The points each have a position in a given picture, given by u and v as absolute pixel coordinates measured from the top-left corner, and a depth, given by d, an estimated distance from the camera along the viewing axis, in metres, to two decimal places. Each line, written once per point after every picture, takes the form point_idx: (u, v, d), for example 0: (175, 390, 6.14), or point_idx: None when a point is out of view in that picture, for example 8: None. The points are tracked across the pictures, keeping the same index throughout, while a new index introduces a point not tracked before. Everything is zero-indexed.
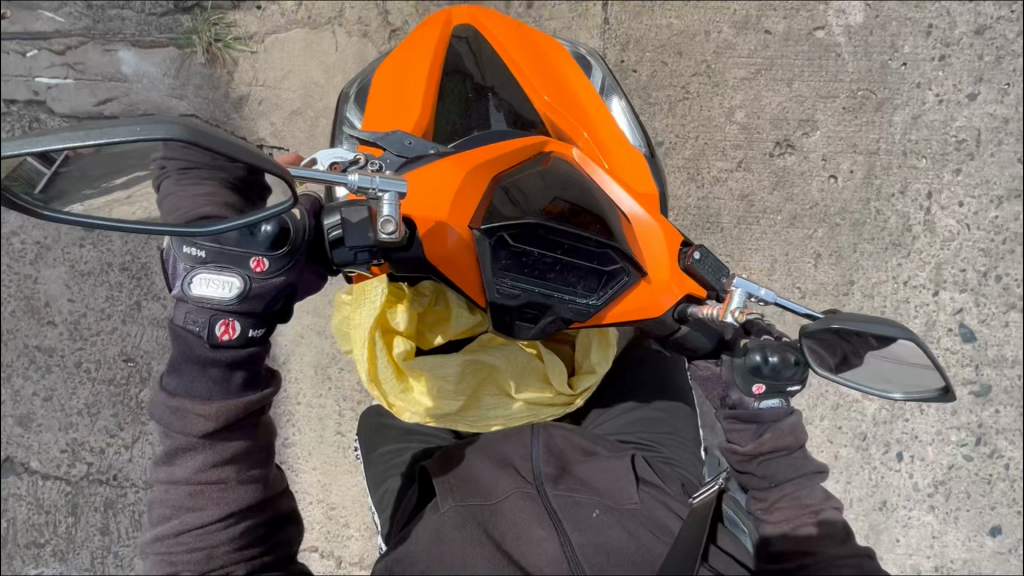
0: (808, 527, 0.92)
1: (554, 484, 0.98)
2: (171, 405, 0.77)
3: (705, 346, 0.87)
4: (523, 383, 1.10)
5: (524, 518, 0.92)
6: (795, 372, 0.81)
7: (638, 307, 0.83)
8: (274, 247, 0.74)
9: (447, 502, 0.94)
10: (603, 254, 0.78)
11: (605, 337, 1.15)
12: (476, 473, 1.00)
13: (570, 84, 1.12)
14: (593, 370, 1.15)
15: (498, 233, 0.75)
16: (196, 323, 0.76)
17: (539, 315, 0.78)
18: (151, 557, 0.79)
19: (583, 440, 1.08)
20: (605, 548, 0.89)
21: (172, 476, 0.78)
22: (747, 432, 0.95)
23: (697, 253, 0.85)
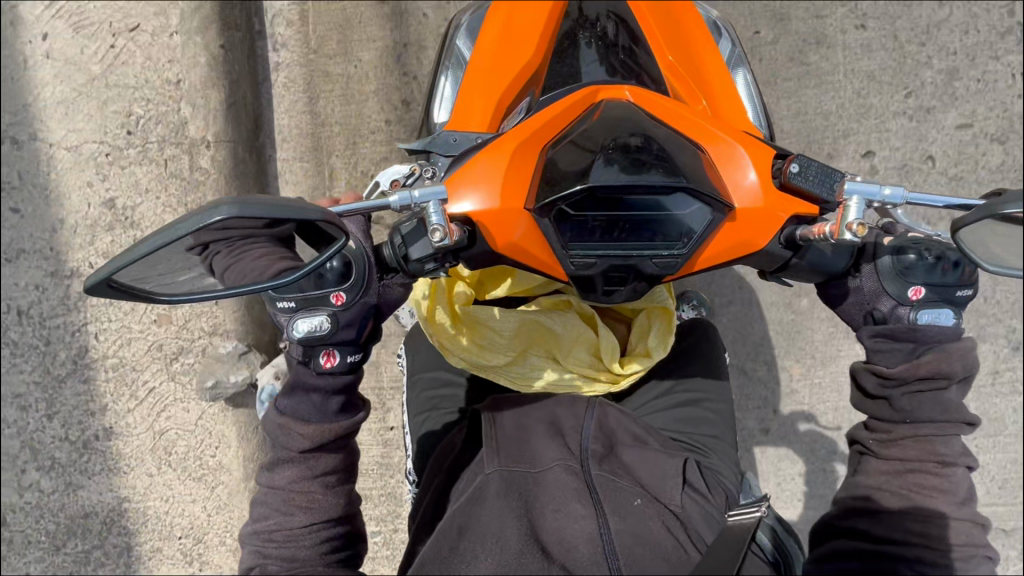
0: (928, 477, 0.79)
1: (598, 463, 0.92)
2: (277, 423, 0.70)
3: (840, 267, 0.79)
4: (572, 352, 1.07)
5: (564, 492, 0.88)
6: (950, 274, 0.77)
7: (734, 246, 0.73)
8: (349, 278, 0.67)
9: (493, 464, 0.92)
10: (676, 197, 0.68)
11: (666, 325, 1.10)
12: (524, 432, 0.97)
13: (699, 36, 0.92)
14: (648, 355, 1.10)
15: (555, 206, 0.68)
16: (299, 355, 0.70)
17: (624, 277, 0.70)
18: (247, 547, 0.71)
19: (636, 425, 1.02)
20: (644, 540, 0.85)
21: (270, 481, 0.70)
22: (898, 354, 0.81)
23: (795, 164, 0.71)
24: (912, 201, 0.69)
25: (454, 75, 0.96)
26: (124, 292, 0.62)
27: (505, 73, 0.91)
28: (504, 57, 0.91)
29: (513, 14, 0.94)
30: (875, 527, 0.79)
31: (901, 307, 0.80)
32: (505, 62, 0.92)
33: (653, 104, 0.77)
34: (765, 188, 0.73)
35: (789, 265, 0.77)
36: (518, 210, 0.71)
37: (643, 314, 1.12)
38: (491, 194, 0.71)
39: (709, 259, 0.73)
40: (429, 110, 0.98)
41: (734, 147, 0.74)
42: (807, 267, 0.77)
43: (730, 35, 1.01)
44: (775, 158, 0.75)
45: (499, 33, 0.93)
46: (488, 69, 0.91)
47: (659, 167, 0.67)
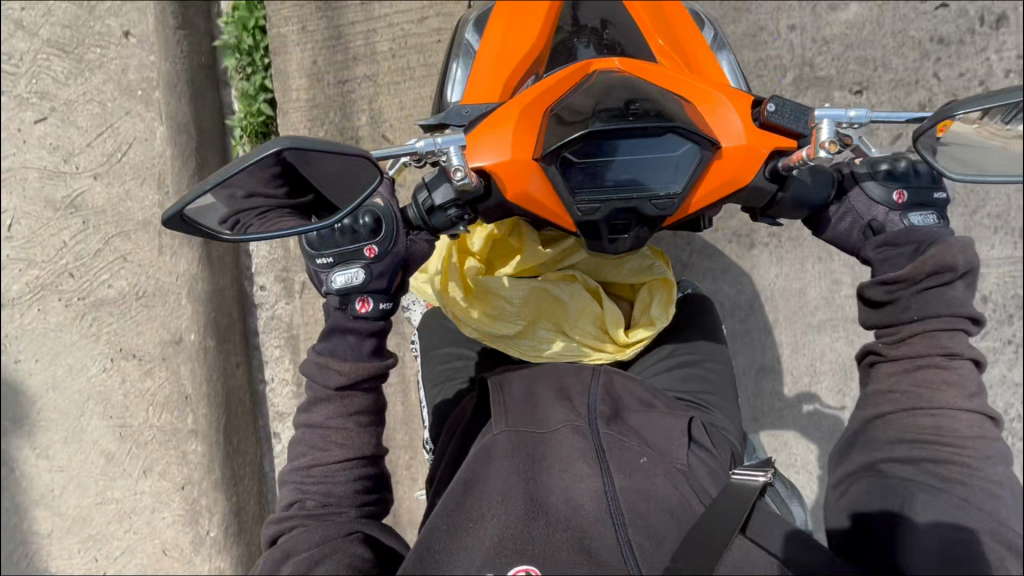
0: (937, 371, 0.82)
1: (606, 424, 0.95)
2: (316, 363, 0.76)
3: (828, 193, 0.88)
4: (579, 318, 1.13)
5: (570, 452, 0.91)
6: (921, 176, 0.88)
7: (724, 183, 0.80)
8: (382, 232, 0.74)
9: (501, 425, 0.96)
10: (668, 139, 0.74)
11: (667, 291, 1.16)
12: (532, 397, 1.00)
13: (684, 24, 1.01)
14: (652, 324, 1.14)
15: (561, 153, 0.74)
16: (336, 301, 0.76)
17: (628, 222, 0.77)
18: (287, 486, 0.77)
19: (642, 390, 1.05)
20: (648, 495, 0.88)
21: (308, 420, 0.77)
22: (901, 258, 0.87)
23: (771, 104, 0.79)
24: (875, 118, 0.75)
25: (462, 65, 1.05)
26: (193, 227, 0.69)
27: (509, 62, 0.99)
28: (507, 47, 0.99)
29: (516, 8, 1.02)
30: (886, 431, 0.83)
31: (893, 213, 0.87)
32: (510, 52, 1.00)
33: (642, 69, 0.84)
34: (747, 129, 0.80)
35: (775, 201, 0.85)
36: (529, 161, 0.77)
37: (644, 289, 1.18)
38: (502, 150, 0.78)
39: (702, 200, 0.80)
40: (442, 92, 1.07)
41: (718, 95, 0.82)
42: (793, 203, 0.85)
43: (713, 24, 1.10)
44: (752, 105, 0.82)
45: (503, 29, 1.02)
46: (496, 59, 0.99)
47: (653, 116, 0.73)
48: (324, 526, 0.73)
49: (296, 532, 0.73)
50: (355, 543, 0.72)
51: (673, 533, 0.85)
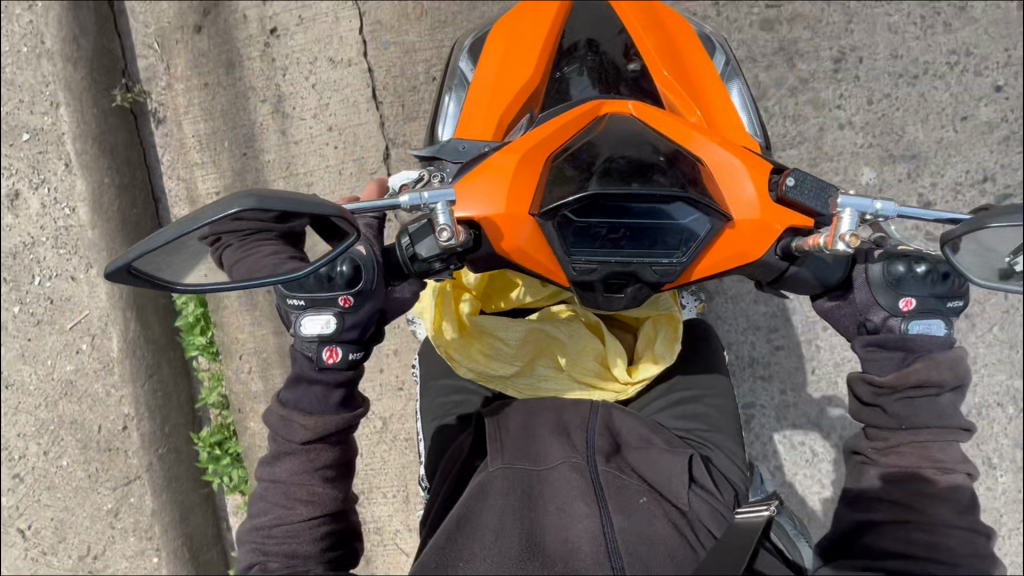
0: (927, 484, 0.79)
1: (605, 461, 0.94)
2: (279, 413, 0.73)
3: (834, 278, 0.82)
4: (580, 361, 1.11)
5: (568, 490, 0.89)
6: (943, 284, 0.79)
7: (735, 253, 0.78)
8: (357, 282, 0.71)
9: (496, 462, 0.94)
10: (676, 206, 0.71)
11: (672, 330, 1.13)
12: (530, 432, 0.98)
13: (695, 51, 0.95)
14: (656, 360, 1.12)
15: (560, 212, 0.71)
16: (305, 349, 0.73)
17: (624, 285, 0.74)
18: (247, 544, 0.73)
19: (643, 426, 1.04)
20: (649, 537, 0.85)
21: (272, 476, 0.73)
22: (889, 363, 0.83)
23: (790, 179, 0.75)
24: (903, 213, 0.71)
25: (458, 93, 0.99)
26: (142, 279, 0.65)
27: (505, 94, 0.94)
28: (504, 75, 0.95)
29: (513, 36, 0.98)
30: (878, 539, 0.79)
31: (894, 318, 0.82)
32: (508, 81, 0.95)
33: (651, 117, 0.81)
34: (758, 193, 0.77)
35: (788, 276, 0.82)
36: (523, 215, 0.75)
37: (648, 323, 1.16)
38: (497, 204, 0.75)
39: (707, 267, 0.78)
40: (433, 126, 1.01)
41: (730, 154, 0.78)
42: (803, 278, 0.81)
43: (724, 49, 1.05)
44: (772, 173, 0.79)
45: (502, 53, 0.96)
46: (492, 87, 0.95)
47: (661, 181, 0.70)
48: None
49: None
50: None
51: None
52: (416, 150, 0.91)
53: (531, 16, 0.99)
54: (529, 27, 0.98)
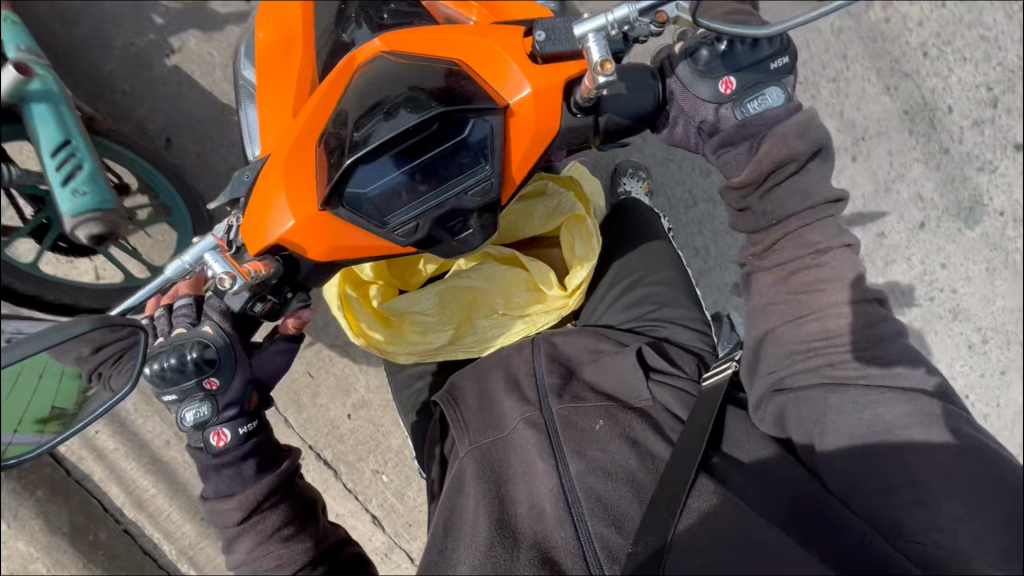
0: (811, 270, 0.74)
1: (557, 399, 0.94)
2: (210, 508, 0.77)
3: (649, 101, 0.74)
4: (508, 294, 1.10)
5: (527, 449, 0.89)
6: (753, 51, 0.72)
7: (536, 136, 0.71)
8: (212, 364, 0.74)
9: (462, 441, 0.94)
10: (467, 129, 0.66)
11: (585, 228, 1.11)
12: (486, 401, 0.99)
13: None
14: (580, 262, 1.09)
15: (341, 194, 0.67)
16: (196, 441, 0.77)
17: (458, 220, 0.72)
18: None
19: (590, 338, 1.05)
20: (607, 470, 0.85)
21: (236, 559, 0.78)
22: (741, 158, 0.76)
23: (539, 32, 0.68)
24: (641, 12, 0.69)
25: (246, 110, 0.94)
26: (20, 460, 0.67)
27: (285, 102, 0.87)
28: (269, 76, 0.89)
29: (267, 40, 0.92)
30: (780, 343, 0.76)
31: (723, 107, 0.73)
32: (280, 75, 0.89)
33: (405, 43, 0.73)
34: (527, 71, 0.69)
35: (607, 127, 0.74)
36: (320, 218, 0.70)
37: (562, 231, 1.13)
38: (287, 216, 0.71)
39: (525, 163, 0.73)
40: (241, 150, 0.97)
41: (488, 44, 0.72)
42: (618, 122, 0.73)
43: None
44: (525, 35, 0.73)
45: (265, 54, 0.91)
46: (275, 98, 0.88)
47: (412, 107, 0.64)
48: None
49: None
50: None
51: (634, 502, 0.82)
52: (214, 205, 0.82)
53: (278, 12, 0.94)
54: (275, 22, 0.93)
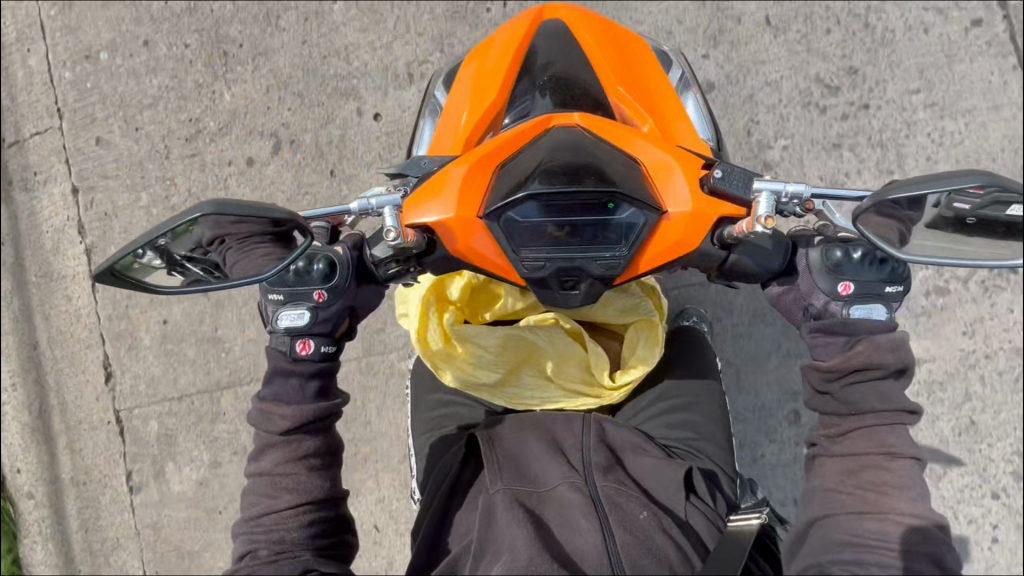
0: (879, 472, 0.72)
1: (603, 474, 0.94)
2: (259, 409, 0.76)
3: (776, 265, 0.77)
4: (562, 369, 1.14)
5: (570, 508, 0.89)
6: (878, 271, 0.73)
7: (671, 246, 0.77)
8: (330, 277, 0.77)
9: (498, 482, 0.93)
10: (609, 204, 0.74)
11: (653, 335, 1.14)
12: (523, 452, 0.99)
13: (647, 71, 1.03)
14: (636, 366, 1.14)
15: (503, 213, 0.76)
16: (280, 342, 0.77)
17: (577, 281, 0.78)
18: (239, 538, 0.74)
19: (636, 433, 1.03)
20: (650, 550, 0.85)
21: (256, 468, 0.75)
22: (833, 346, 0.76)
23: (718, 171, 0.75)
24: (816, 194, 0.71)
25: (432, 119, 1.09)
26: (130, 283, 0.71)
27: (476, 109, 1.00)
28: (473, 95, 1.02)
29: (485, 64, 1.05)
30: (832, 528, 0.72)
31: (834, 303, 0.75)
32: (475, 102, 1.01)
33: (597, 126, 0.86)
34: (694, 193, 0.76)
35: (730, 265, 0.78)
36: (472, 220, 0.78)
37: (630, 330, 1.16)
38: (445, 206, 0.79)
39: (651, 260, 0.78)
40: (411, 148, 1.11)
41: (668, 158, 0.79)
42: (742, 266, 0.78)
43: (681, 64, 1.12)
44: (702, 167, 0.79)
45: (469, 81, 1.04)
46: (601, 128, 0.85)
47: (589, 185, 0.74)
48: (276, 569, 0.70)
49: None
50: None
51: None
52: (388, 171, 0.92)
53: (496, 54, 1.05)
54: (505, 49, 1.05)
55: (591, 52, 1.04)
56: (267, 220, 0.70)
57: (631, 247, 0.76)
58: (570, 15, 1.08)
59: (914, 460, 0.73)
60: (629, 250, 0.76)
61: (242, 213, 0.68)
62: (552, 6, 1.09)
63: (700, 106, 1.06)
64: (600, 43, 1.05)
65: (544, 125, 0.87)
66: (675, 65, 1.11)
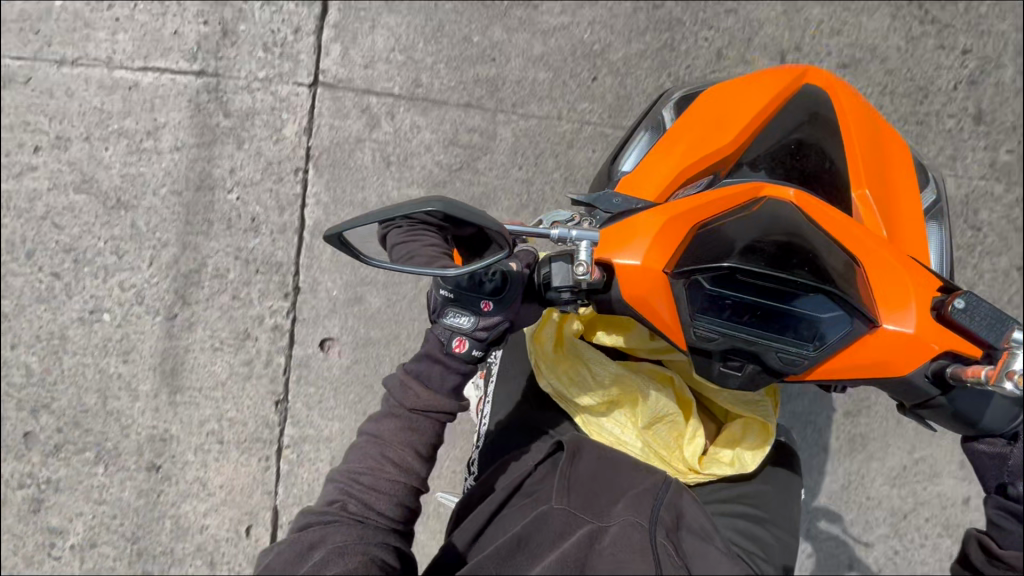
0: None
1: (664, 533, 0.89)
2: (399, 378, 0.79)
3: (996, 427, 0.71)
4: (650, 427, 1.06)
5: (624, 549, 0.85)
6: None
7: (872, 364, 0.71)
8: (501, 291, 0.76)
9: (561, 501, 0.93)
10: (817, 298, 0.68)
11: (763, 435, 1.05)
12: (597, 484, 0.96)
13: (899, 178, 0.93)
14: (733, 464, 1.05)
15: (694, 275, 0.70)
16: (438, 333, 0.78)
17: (745, 362, 0.71)
18: (332, 483, 0.77)
19: (706, 520, 0.96)
20: None
21: (374, 431, 0.78)
22: (1018, 538, 0.69)
23: (959, 300, 0.70)
24: None
25: (649, 138, 1.03)
26: (344, 248, 0.71)
27: (699, 151, 0.95)
28: (704, 136, 0.96)
29: (723, 107, 0.99)
30: None
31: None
32: (701, 145, 0.95)
33: (816, 210, 0.77)
34: (920, 319, 0.70)
35: (935, 405, 0.73)
36: (658, 274, 0.73)
37: (738, 422, 1.08)
38: (640, 244, 0.74)
39: (836, 371, 0.72)
40: (617, 157, 1.05)
41: (902, 279, 0.73)
42: (945, 413, 0.72)
43: (936, 185, 0.99)
44: (938, 292, 0.74)
45: (704, 120, 0.98)
46: (817, 211, 0.76)
47: (807, 273, 0.68)
48: (361, 529, 0.73)
49: (328, 528, 0.72)
50: (384, 551, 0.73)
51: None
52: (580, 194, 0.90)
53: (738, 101, 0.99)
54: (752, 99, 0.98)
55: (845, 132, 0.95)
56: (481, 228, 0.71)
57: (818, 350, 0.69)
58: (832, 84, 0.99)
59: None
60: (821, 353, 0.70)
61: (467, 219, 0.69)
62: (817, 72, 1.01)
63: (943, 239, 0.95)
64: (857, 124, 0.95)
65: (752, 194, 0.78)
66: (930, 184, 0.99)
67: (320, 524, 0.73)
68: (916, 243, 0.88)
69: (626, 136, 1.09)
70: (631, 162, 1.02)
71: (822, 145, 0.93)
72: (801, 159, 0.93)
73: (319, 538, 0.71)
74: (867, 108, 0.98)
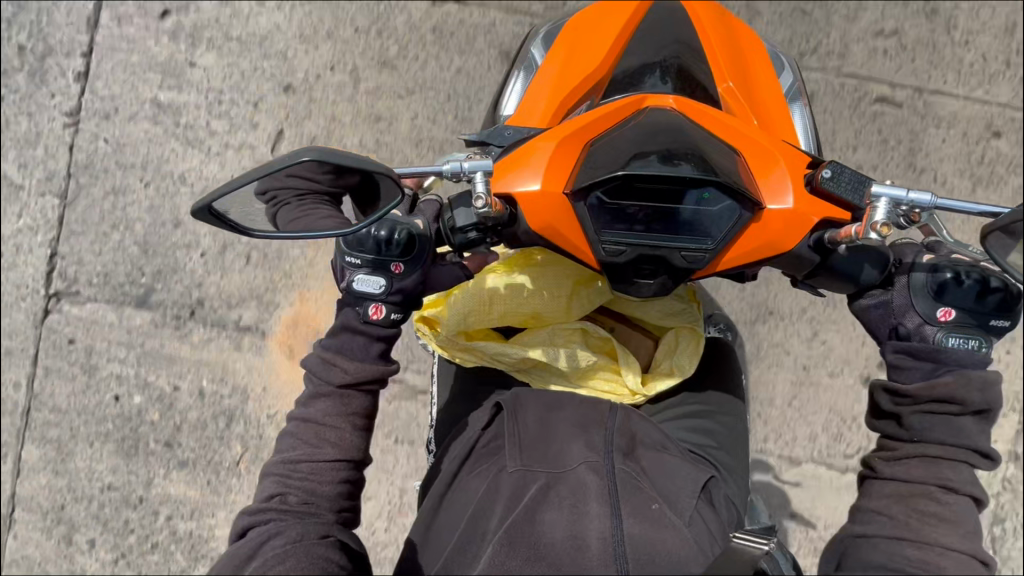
0: (929, 503, 0.70)
1: (622, 459, 0.90)
2: (321, 358, 0.76)
3: (872, 277, 0.76)
4: (585, 372, 1.07)
5: (585, 490, 0.85)
6: (981, 300, 0.72)
7: (764, 245, 0.72)
8: (406, 250, 0.73)
9: (514, 462, 0.91)
10: (707, 191, 0.68)
11: (694, 343, 1.10)
12: (548, 430, 0.94)
13: (757, 67, 0.97)
14: (672, 372, 1.09)
15: (593, 192, 0.69)
16: (353, 300, 0.76)
17: (656, 271, 0.71)
18: (269, 477, 0.75)
19: (657, 432, 0.98)
20: (656, 547, 0.81)
21: (305, 415, 0.76)
22: (916, 372, 0.75)
23: (827, 170, 0.72)
24: (941, 207, 0.69)
25: (524, 76, 1.02)
26: (222, 222, 0.69)
27: (571, 79, 0.94)
28: (572, 63, 0.96)
29: (585, 31, 0.99)
30: (869, 553, 0.70)
31: (929, 326, 0.74)
32: (571, 73, 0.95)
33: (693, 111, 0.78)
34: (797, 194, 0.73)
35: (818, 271, 0.76)
36: (557, 196, 0.72)
37: (670, 332, 1.12)
38: (534, 176, 0.73)
39: (735, 259, 0.73)
40: (496, 104, 1.04)
41: (776, 155, 0.75)
42: (829, 279, 0.76)
43: (793, 69, 1.05)
44: (808, 166, 0.76)
45: (570, 46, 0.98)
46: (699, 112, 0.77)
47: (694, 166, 0.68)
48: (302, 522, 0.71)
49: (272, 526, 0.71)
50: (329, 547, 0.70)
51: None
52: (469, 135, 0.89)
53: (597, 23, 0.99)
54: (609, 20, 0.99)
55: (702, 32, 0.97)
56: (363, 174, 0.67)
57: (719, 241, 0.70)
58: None
59: (971, 497, 0.71)
60: (722, 245, 0.70)
61: (344, 163, 0.66)
62: None
63: (807, 116, 1.00)
64: (710, 23, 0.97)
65: (636, 105, 0.77)
66: (786, 67, 1.04)
67: (262, 525, 0.72)
68: (783, 122, 0.93)
69: (502, 82, 1.07)
70: (512, 104, 1.00)
71: (684, 44, 0.93)
72: (675, 63, 0.91)
73: (257, 546, 0.69)
74: (713, 4, 1.01)
